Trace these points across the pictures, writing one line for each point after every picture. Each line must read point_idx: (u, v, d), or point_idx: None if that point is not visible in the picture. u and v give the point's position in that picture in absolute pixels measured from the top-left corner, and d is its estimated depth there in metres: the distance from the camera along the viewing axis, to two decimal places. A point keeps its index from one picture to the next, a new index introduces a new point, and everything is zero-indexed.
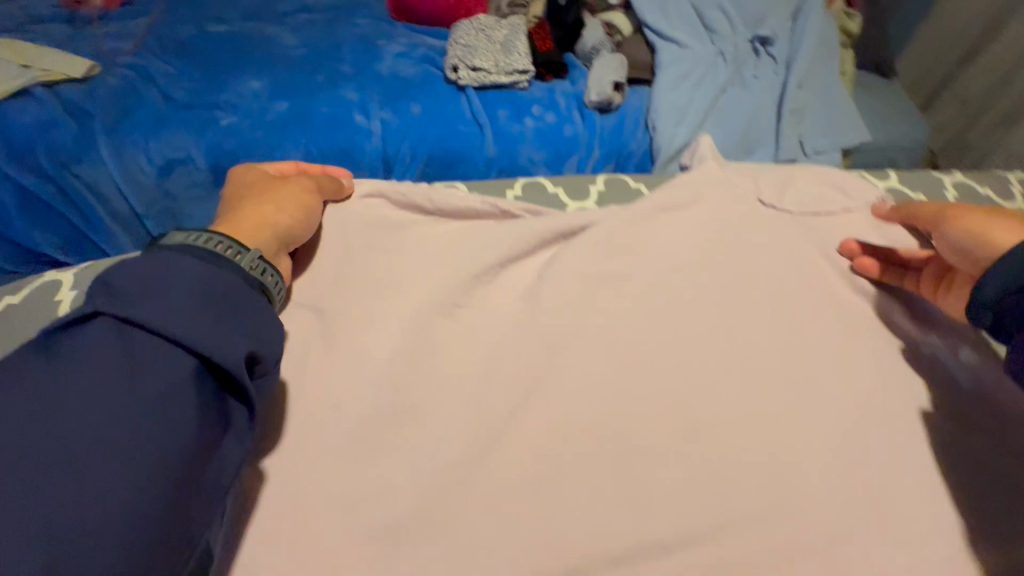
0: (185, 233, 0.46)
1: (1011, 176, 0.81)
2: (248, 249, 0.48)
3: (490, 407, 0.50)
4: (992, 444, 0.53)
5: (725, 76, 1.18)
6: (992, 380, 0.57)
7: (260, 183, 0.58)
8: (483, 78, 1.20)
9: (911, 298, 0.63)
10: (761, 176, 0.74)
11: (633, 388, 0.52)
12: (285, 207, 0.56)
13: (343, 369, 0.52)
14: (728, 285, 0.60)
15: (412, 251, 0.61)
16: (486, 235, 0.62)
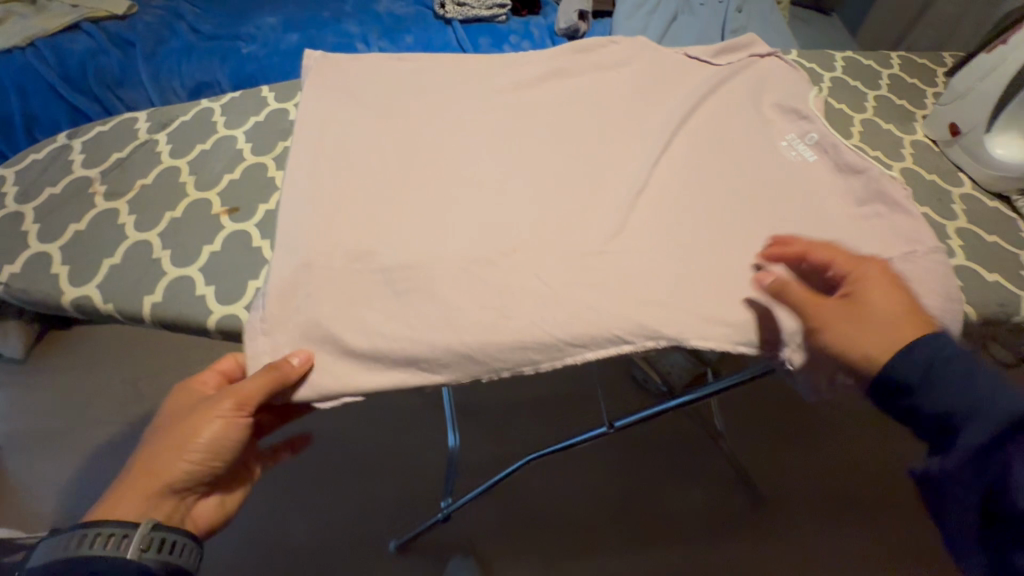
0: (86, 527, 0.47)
1: (892, 55, 0.98)
2: (138, 527, 0.48)
3: (461, 178, 0.68)
4: (833, 199, 0.69)
5: (676, 5, 1.37)
6: (830, 148, 0.74)
7: (181, 413, 0.55)
8: (467, 12, 1.39)
9: (786, 111, 0.81)
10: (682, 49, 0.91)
11: (569, 168, 0.70)
12: (185, 451, 0.52)
13: (343, 146, 0.70)
14: (647, 112, 0.79)
15: (404, 88, 0.79)
16: (459, 79, 0.80)
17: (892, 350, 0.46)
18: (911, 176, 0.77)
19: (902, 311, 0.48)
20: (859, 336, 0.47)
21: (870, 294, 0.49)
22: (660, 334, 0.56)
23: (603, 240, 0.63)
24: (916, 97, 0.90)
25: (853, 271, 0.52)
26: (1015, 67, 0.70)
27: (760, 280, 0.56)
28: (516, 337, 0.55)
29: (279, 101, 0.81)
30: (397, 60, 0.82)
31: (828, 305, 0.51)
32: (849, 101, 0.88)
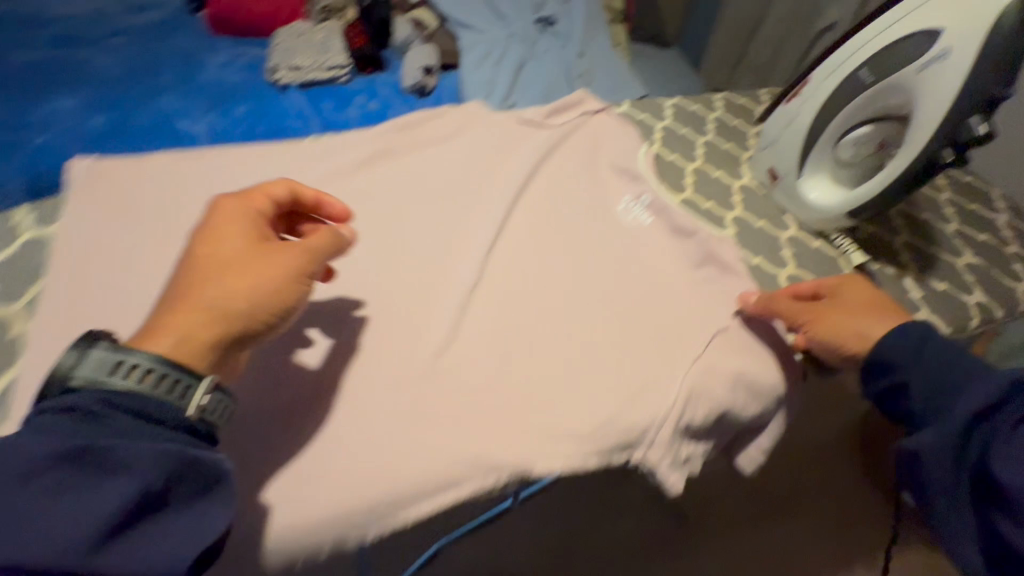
0: (101, 351, 0.41)
1: (717, 96, 1.02)
2: (201, 381, 0.42)
3: None
4: (671, 266, 0.68)
5: (521, 53, 1.36)
6: (662, 210, 0.74)
7: (232, 255, 0.49)
8: (304, 75, 1.30)
9: (621, 172, 0.80)
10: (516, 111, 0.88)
11: (393, 275, 0.63)
12: (231, 311, 0.46)
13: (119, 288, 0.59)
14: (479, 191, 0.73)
15: (198, 198, 0.68)
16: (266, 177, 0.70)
17: (867, 342, 0.60)
18: (744, 225, 0.78)
19: (866, 314, 0.62)
20: (835, 334, 0.61)
21: (838, 304, 0.63)
22: (501, 468, 0.50)
23: (432, 360, 0.56)
24: (740, 140, 0.94)
25: (827, 288, 0.65)
26: (811, 116, 0.72)
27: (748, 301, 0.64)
28: (329, 509, 0.46)
29: (38, 226, 0.66)
30: (191, 162, 0.71)
31: (808, 309, 0.63)
32: (680, 151, 0.90)
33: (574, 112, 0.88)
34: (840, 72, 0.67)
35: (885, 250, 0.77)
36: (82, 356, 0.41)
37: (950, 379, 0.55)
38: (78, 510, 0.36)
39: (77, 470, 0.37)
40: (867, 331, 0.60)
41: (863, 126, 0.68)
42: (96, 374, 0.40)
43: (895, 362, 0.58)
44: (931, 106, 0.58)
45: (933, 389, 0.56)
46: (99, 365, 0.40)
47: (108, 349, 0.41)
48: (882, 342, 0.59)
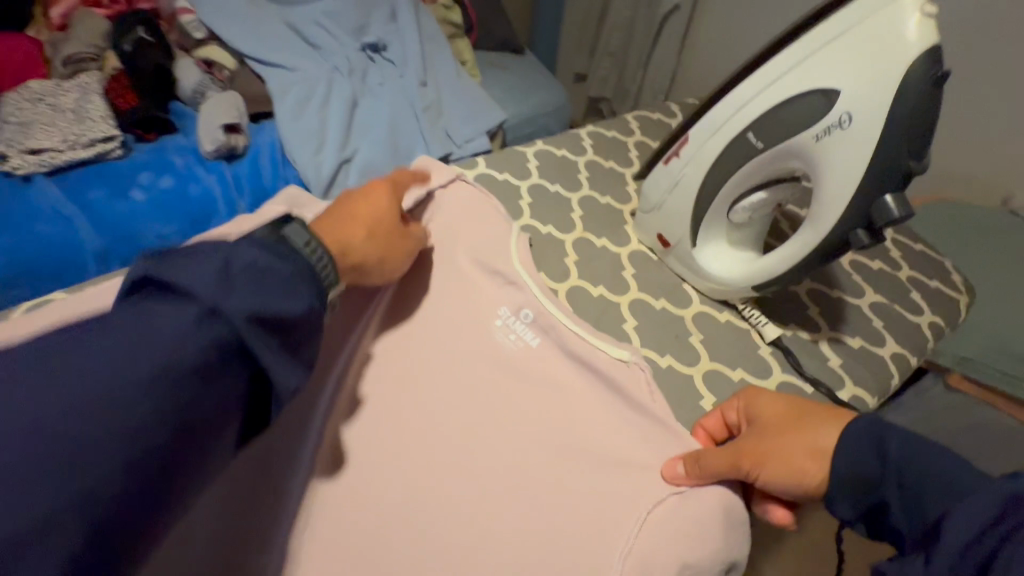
0: (296, 226, 0.39)
1: (582, 131, 0.88)
2: (336, 287, 0.43)
3: None
4: (567, 404, 0.57)
5: (350, 90, 1.13)
6: (548, 329, 0.61)
7: (377, 209, 0.55)
8: (51, 159, 0.96)
9: (493, 277, 0.64)
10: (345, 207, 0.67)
11: None
12: (380, 240, 0.53)
13: None
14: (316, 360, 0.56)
15: None
16: None
17: (823, 462, 0.44)
18: (645, 313, 0.66)
19: (796, 422, 0.48)
20: (783, 473, 0.46)
21: (764, 429, 0.50)
22: None
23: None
24: (618, 186, 0.81)
25: (748, 410, 0.53)
26: (697, 181, 0.60)
27: (675, 473, 0.52)
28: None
29: None
30: None
31: (737, 453, 0.49)
32: (556, 218, 0.74)
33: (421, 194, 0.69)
34: (724, 134, 0.55)
35: (794, 307, 0.69)
36: (285, 228, 0.39)
37: (938, 486, 0.38)
38: (247, 288, 0.32)
39: (254, 319, 0.31)
40: (819, 445, 0.45)
41: (755, 191, 0.58)
42: (272, 234, 0.37)
43: (864, 471, 0.42)
44: (836, 183, 0.48)
45: (920, 499, 0.38)
46: (295, 235, 0.38)
47: (302, 230, 0.39)
48: (837, 450, 0.44)
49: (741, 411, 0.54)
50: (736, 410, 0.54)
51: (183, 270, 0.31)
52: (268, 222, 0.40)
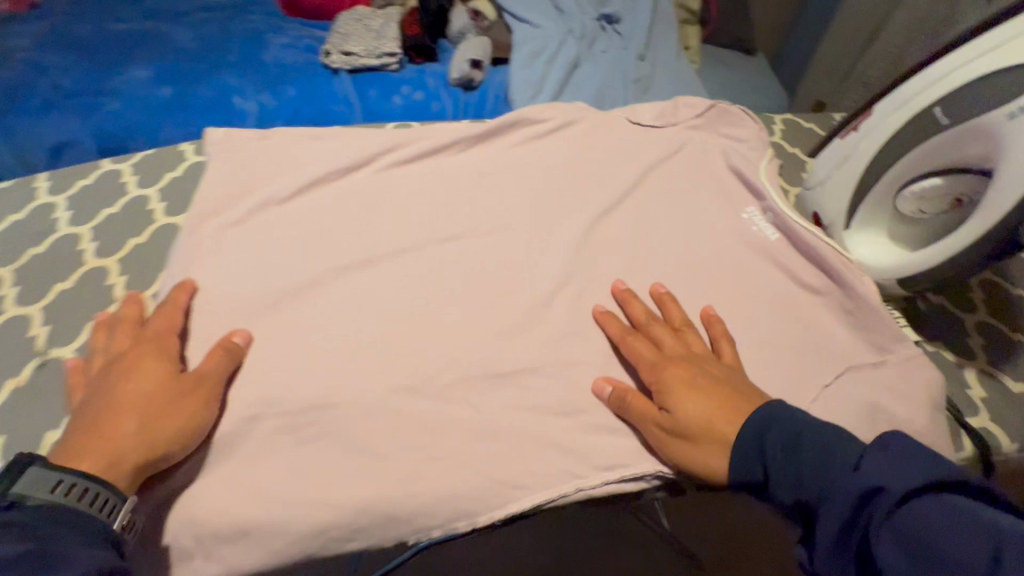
0: (39, 467, 0.39)
1: (777, 117, 0.89)
2: (123, 501, 0.41)
3: (244, 306, 0.58)
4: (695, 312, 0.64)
5: (576, 51, 1.27)
6: (694, 248, 0.69)
7: (156, 393, 0.46)
8: (354, 61, 1.30)
9: (643, 207, 0.73)
10: (541, 121, 0.81)
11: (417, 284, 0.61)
12: (156, 429, 0.45)
13: (130, 273, 0.63)
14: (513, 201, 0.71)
15: (213, 180, 0.69)
16: (286, 173, 0.71)
17: (726, 444, 0.48)
18: (775, 280, 0.66)
19: (707, 405, 0.50)
20: (700, 449, 0.49)
21: (679, 397, 0.51)
22: (442, 523, 0.46)
23: (329, 387, 0.51)
24: (793, 170, 0.81)
25: (658, 363, 0.55)
26: (864, 159, 0.60)
27: (598, 394, 0.55)
28: (196, 521, 0.44)
29: (53, 194, 0.71)
30: (221, 152, 0.72)
31: (647, 422, 0.52)
32: (715, 179, 0.77)
33: (603, 136, 0.81)
34: (909, 109, 0.56)
35: (946, 325, 0.63)
36: (22, 479, 0.38)
37: (816, 472, 0.43)
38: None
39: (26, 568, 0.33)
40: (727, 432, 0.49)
41: (932, 177, 0.56)
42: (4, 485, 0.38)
43: (749, 478, 0.47)
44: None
45: (800, 482, 0.44)
46: (42, 479, 0.38)
47: (47, 467, 0.39)
48: (734, 447, 0.48)
49: (631, 355, 0.57)
50: (649, 351, 0.56)
51: None
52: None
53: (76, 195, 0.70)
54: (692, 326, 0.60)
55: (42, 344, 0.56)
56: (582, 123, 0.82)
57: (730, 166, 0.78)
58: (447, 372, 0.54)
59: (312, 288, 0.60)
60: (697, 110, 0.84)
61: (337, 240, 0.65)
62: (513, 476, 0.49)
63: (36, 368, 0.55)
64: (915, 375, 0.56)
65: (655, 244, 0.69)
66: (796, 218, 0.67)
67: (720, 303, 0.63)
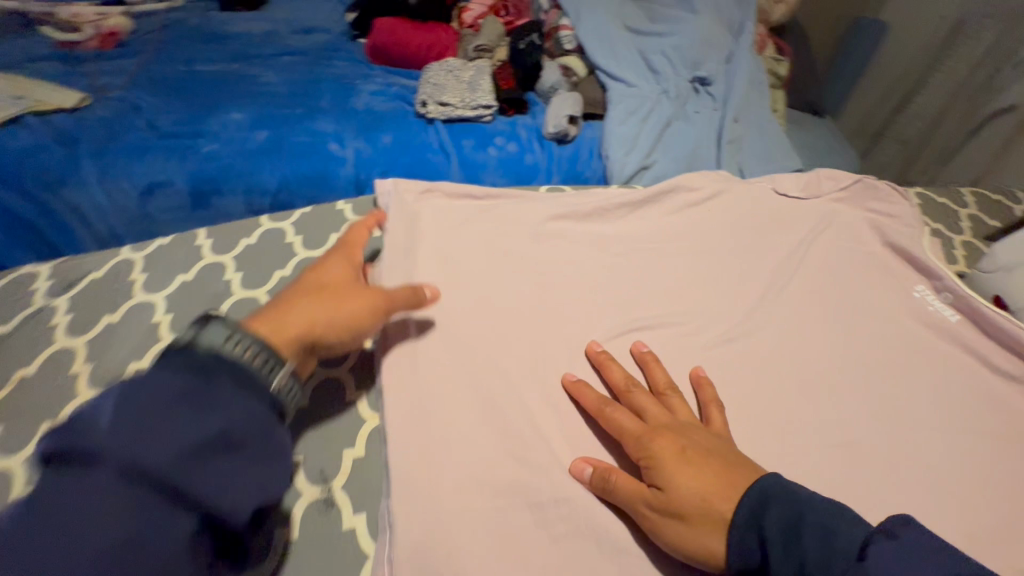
0: (221, 322, 0.41)
1: (912, 190, 0.90)
2: (283, 364, 0.42)
3: (453, 389, 0.56)
4: (895, 400, 0.62)
5: (669, 112, 1.29)
6: (876, 329, 0.68)
7: (339, 289, 0.53)
8: (449, 112, 1.31)
9: (812, 286, 0.73)
10: (695, 190, 0.81)
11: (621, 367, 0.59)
12: (330, 320, 0.49)
13: None
14: (684, 277, 0.72)
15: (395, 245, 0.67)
16: (459, 239, 0.69)
17: (724, 520, 0.45)
18: (967, 369, 0.65)
19: (702, 480, 0.47)
20: (695, 529, 0.45)
21: (669, 471, 0.48)
22: None
23: (566, 480, 0.51)
24: (947, 246, 0.80)
25: (644, 436, 0.51)
26: None
27: (578, 477, 0.51)
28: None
29: (218, 253, 0.68)
30: (393, 213, 0.70)
31: (636, 502, 0.48)
32: (873, 255, 0.77)
33: (755, 209, 0.82)
34: None
35: None
36: (205, 327, 0.41)
37: (822, 561, 0.40)
38: (194, 418, 0.35)
39: (188, 402, 0.36)
40: (718, 507, 0.45)
41: None
42: (196, 340, 0.40)
43: (746, 562, 0.43)
44: None
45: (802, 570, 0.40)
46: (215, 335, 0.40)
47: (224, 323, 0.41)
48: (732, 525, 0.44)
49: (615, 427, 0.53)
50: (632, 423, 0.53)
51: (98, 427, 0.33)
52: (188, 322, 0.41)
53: (242, 255, 0.68)
54: (674, 390, 0.58)
55: None
56: (732, 194, 0.82)
57: (886, 243, 0.78)
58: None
59: (517, 369, 0.58)
60: (843, 183, 0.84)
61: (527, 315, 0.64)
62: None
63: None
64: None
65: (835, 325, 0.68)
66: (980, 300, 0.67)
67: (912, 394, 0.63)
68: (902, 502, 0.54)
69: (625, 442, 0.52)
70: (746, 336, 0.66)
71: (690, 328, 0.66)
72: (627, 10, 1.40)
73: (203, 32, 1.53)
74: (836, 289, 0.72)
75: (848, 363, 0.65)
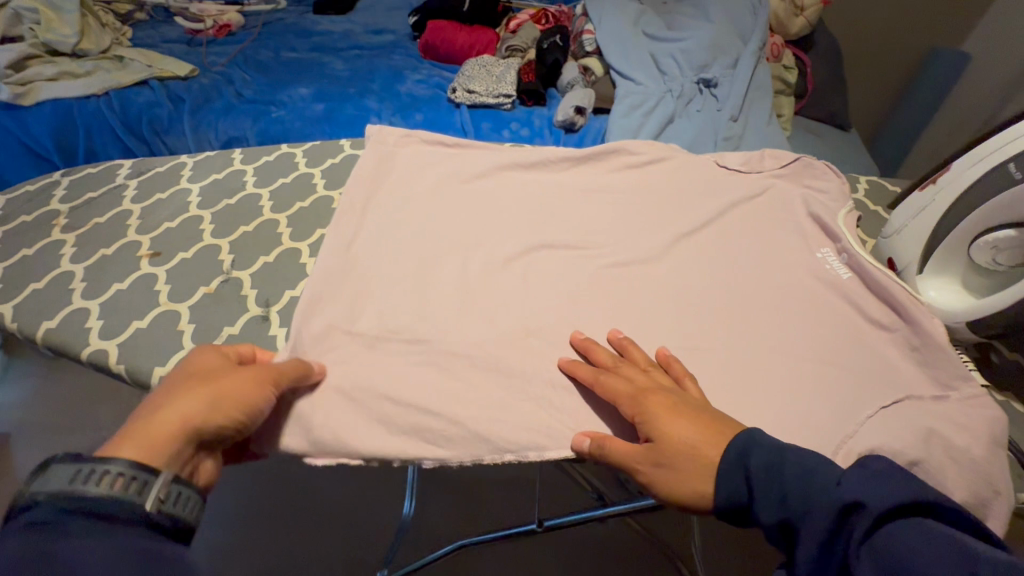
0: (63, 463, 0.39)
1: (863, 178, 0.94)
2: (159, 476, 0.41)
3: (375, 260, 0.70)
4: (765, 330, 0.69)
5: (672, 108, 1.37)
6: (769, 275, 0.75)
7: (206, 370, 0.50)
8: (474, 99, 1.50)
9: (723, 237, 0.80)
10: (638, 153, 0.91)
11: (517, 269, 0.72)
12: (218, 401, 0.48)
13: (292, 224, 0.79)
14: (607, 217, 0.82)
15: (367, 165, 0.84)
16: (420, 167, 0.85)
17: (713, 466, 0.47)
18: (846, 315, 0.70)
19: (694, 429, 0.49)
20: (682, 474, 0.47)
21: (662, 424, 0.50)
22: (520, 451, 0.55)
23: (439, 330, 0.63)
24: (875, 224, 0.85)
25: (635, 397, 0.54)
26: (942, 208, 0.66)
27: (577, 448, 0.54)
28: (328, 407, 0.56)
29: (243, 163, 0.90)
30: (375, 143, 0.88)
31: (631, 461, 0.51)
32: (792, 220, 0.83)
33: (694, 174, 0.90)
34: (985, 164, 0.62)
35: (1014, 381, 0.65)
36: (47, 477, 0.38)
37: (803, 490, 0.42)
38: (100, 536, 0.36)
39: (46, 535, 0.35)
40: (702, 447, 0.48)
41: (1004, 229, 0.60)
42: (61, 490, 0.37)
43: (737, 499, 0.45)
44: None
45: (784, 501, 0.43)
46: (62, 479, 0.38)
47: (71, 462, 0.39)
48: (722, 469, 0.46)
49: (607, 393, 0.56)
50: (623, 386, 0.56)
51: None
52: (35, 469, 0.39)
53: (258, 166, 0.89)
54: (655, 366, 0.60)
55: (226, 267, 0.72)
56: (675, 160, 0.92)
57: (809, 212, 0.84)
58: (534, 337, 0.64)
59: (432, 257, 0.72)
60: (784, 161, 0.91)
61: (456, 224, 0.77)
62: (580, 425, 0.57)
63: (222, 282, 0.70)
64: (977, 412, 0.58)
65: (731, 268, 0.76)
66: (868, 259, 0.72)
67: (785, 328, 0.69)
68: (730, 400, 0.61)
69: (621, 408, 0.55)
70: (644, 265, 0.75)
71: (596, 252, 0.76)
72: (647, 19, 1.54)
73: (294, 29, 1.86)
74: (744, 242, 0.79)
75: (731, 297, 0.72)
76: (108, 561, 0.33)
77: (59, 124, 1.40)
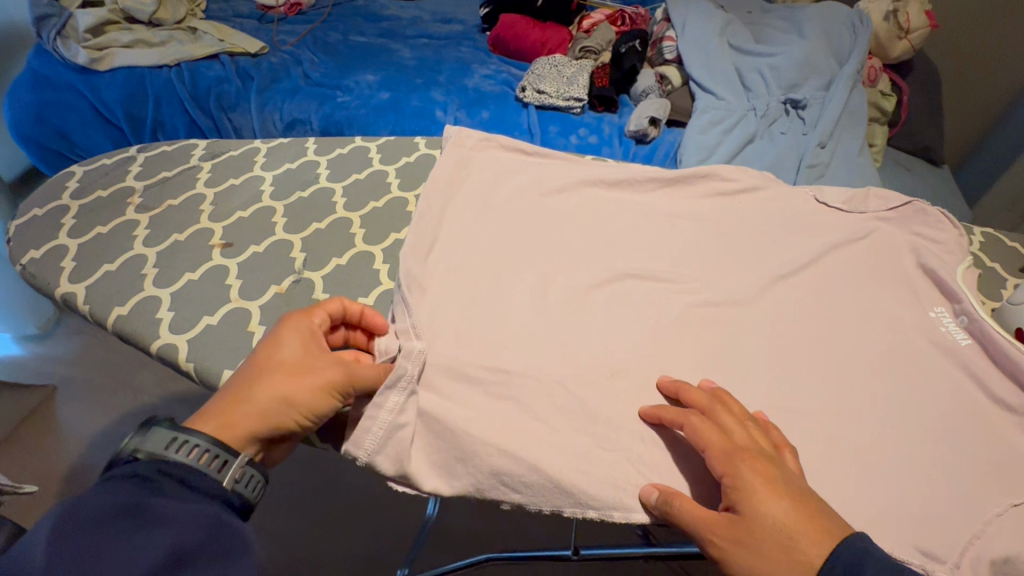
0: (162, 428, 0.43)
1: (978, 229, 0.85)
2: (235, 457, 0.44)
3: (454, 275, 0.66)
4: (872, 396, 0.62)
5: (754, 127, 1.29)
6: (875, 331, 0.68)
7: (288, 362, 0.50)
8: (544, 99, 1.45)
9: (825, 283, 0.73)
10: (733, 180, 0.84)
11: (602, 299, 0.67)
12: (288, 399, 0.48)
13: (367, 226, 0.75)
14: (699, 249, 0.76)
15: (447, 167, 0.80)
16: (500, 175, 0.81)
17: (813, 568, 0.41)
18: (966, 392, 0.63)
19: (791, 513, 0.44)
20: (768, 564, 0.42)
21: (756, 497, 0.44)
22: (603, 509, 0.51)
23: (520, 362, 0.59)
24: (993, 284, 0.76)
25: (731, 454, 0.48)
26: None
27: (644, 500, 0.50)
28: (402, 437, 0.52)
29: (316, 154, 0.87)
30: (456, 143, 0.83)
31: (707, 528, 0.46)
32: (897, 271, 0.75)
33: (793, 207, 0.83)
34: None
35: None
36: (148, 433, 0.43)
37: None
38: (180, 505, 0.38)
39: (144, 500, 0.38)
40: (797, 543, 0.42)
41: None
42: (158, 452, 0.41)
43: None
44: None
45: None
46: (160, 440, 0.42)
47: (169, 426, 0.43)
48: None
49: (698, 444, 0.50)
50: (717, 440, 0.49)
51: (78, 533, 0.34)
52: (131, 432, 0.43)
53: (332, 158, 0.86)
54: (754, 421, 0.53)
55: (298, 265, 0.69)
56: (773, 191, 0.84)
57: (919, 264, 0.76)
58: (620, 378, 0.59)
59: (512, 276, 0.68)
60: (894, 202, 0.83)
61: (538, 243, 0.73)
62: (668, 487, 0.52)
63: (293, 282, 0.67)
64: None
65: (833, 320, 0.69)
66: (995, 327, 0.65)
67: (894, 396, 0.62)
68: (835, 475, 0.55)
69: (711, 463, 0.48)
70: (739, 308, 0.69)
71: (686, 288, 0.70)
72: (734, 30, 1.46)
73: (363, 12, 1.84)
74: (846, 290, 0.72)
75: (833, 354, 0.66)
76: (191, 522, 0.38)
77: (130, 92, 1.41)
